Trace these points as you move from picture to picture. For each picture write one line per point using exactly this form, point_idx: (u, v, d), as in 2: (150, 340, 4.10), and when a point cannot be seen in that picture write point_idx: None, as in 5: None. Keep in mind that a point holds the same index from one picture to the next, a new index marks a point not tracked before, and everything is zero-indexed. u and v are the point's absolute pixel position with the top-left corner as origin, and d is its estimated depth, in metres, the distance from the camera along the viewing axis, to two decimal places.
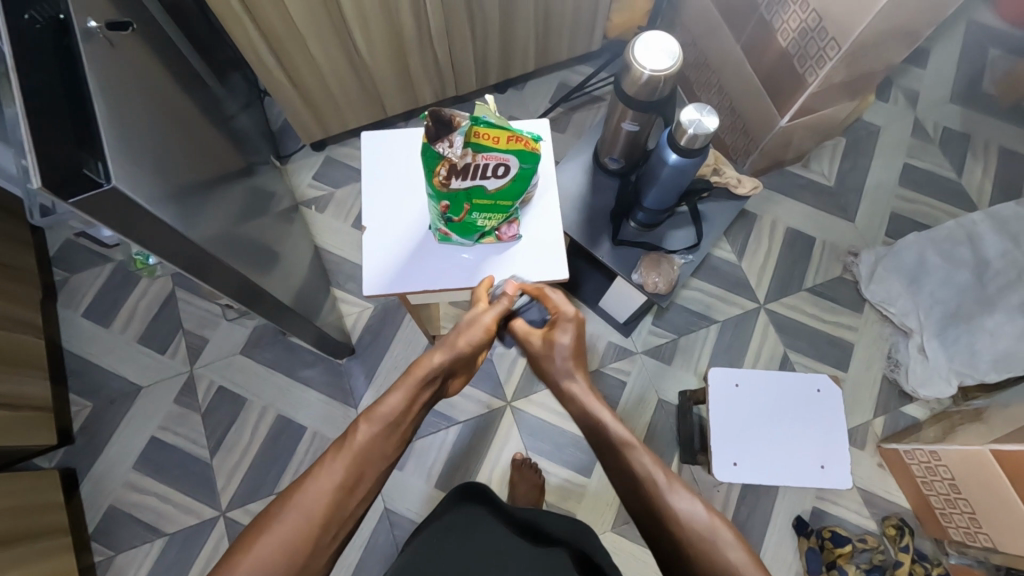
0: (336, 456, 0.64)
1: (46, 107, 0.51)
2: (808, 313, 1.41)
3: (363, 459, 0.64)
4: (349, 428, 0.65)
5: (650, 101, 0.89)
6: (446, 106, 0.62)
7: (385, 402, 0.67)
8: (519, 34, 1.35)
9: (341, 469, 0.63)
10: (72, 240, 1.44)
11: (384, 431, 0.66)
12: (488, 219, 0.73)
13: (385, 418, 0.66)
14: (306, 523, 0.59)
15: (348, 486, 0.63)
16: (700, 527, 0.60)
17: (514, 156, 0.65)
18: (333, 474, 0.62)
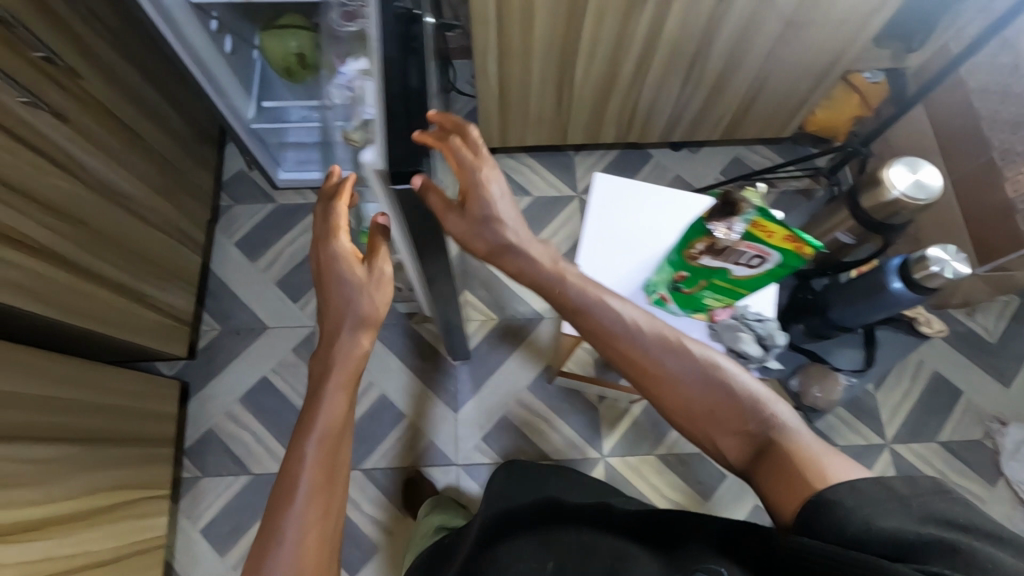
0: (302, 477, 0.66)
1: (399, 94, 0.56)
2: (935, 467, 1.32)
3: (329, 456, 0.69)
4: (302, 432, 0.69)
5: (882, 220, 0.86)
6: (735, 190, 0.62)
7: (327, 398, 0.71)
8: (722, 102, 1.34)
9: (312, 470, 0.67)
10: (245, 172, 1.52)
11: (341, 420, 0.71)
12: (717, 301, 0.72)
13: (336, 413, 0.70)
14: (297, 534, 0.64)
15: (327, 485, 0.67)
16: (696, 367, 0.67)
17: (777, 252, 0.63)
18: (304, 476, 0.66)
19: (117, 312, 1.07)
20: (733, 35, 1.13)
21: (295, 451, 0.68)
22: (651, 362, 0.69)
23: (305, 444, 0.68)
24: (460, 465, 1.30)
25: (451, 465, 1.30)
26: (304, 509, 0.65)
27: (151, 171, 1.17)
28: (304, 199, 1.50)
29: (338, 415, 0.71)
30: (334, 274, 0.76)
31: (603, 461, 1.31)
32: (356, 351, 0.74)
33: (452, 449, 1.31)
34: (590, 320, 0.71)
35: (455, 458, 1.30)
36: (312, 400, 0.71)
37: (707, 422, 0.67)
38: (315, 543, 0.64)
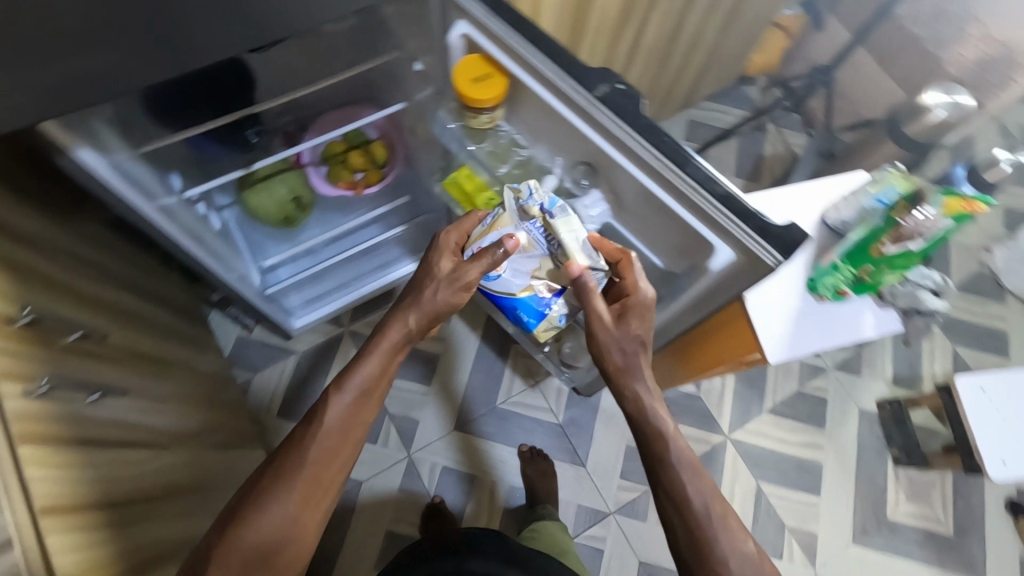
0: (296, 458, 0.61)
1: (718, 188, 0.55)
2: (961, 310, 1.54)
3: (353, 414, 0.64)
4: (335, 387, 0.64)
5: (928, 142, 0.97)
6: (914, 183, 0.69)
7: (373, 357, 0.66)
8: (684, 80, 1.40)
9: (298, 463, 0.61)
10: (246, 335, 1.36)
11: (382, 380, 0.67)
12: (892, 277, 0.78)
13: (381, 371, 0.66)
14: (257, 550, 0.58)
15: (338, 448, 0.63)
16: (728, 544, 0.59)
17: (948, 218, 0.69)
18: (328, 424, 0.63)
19: None
20: (699, 19, 1.18)
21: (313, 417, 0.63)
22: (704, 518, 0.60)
23: (333, 405, 0.63)
24: (615, 511, 1.30)
25: (606, 516, 1.29)
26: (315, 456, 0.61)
27: (189, 390, 1.01)
28: (325, 334, 1.38)
29: (369, 381, 0.66)
30: (422, 274, 0.70)
31: (728, 440, 1.37)
32: (413, 322, 0.68)
33: (602, 501, 1.30)
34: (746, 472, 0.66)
35: (608, 508, 1.30)
36: (345, 374, 0.65)
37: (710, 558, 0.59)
38: (290, 514, 0.59)
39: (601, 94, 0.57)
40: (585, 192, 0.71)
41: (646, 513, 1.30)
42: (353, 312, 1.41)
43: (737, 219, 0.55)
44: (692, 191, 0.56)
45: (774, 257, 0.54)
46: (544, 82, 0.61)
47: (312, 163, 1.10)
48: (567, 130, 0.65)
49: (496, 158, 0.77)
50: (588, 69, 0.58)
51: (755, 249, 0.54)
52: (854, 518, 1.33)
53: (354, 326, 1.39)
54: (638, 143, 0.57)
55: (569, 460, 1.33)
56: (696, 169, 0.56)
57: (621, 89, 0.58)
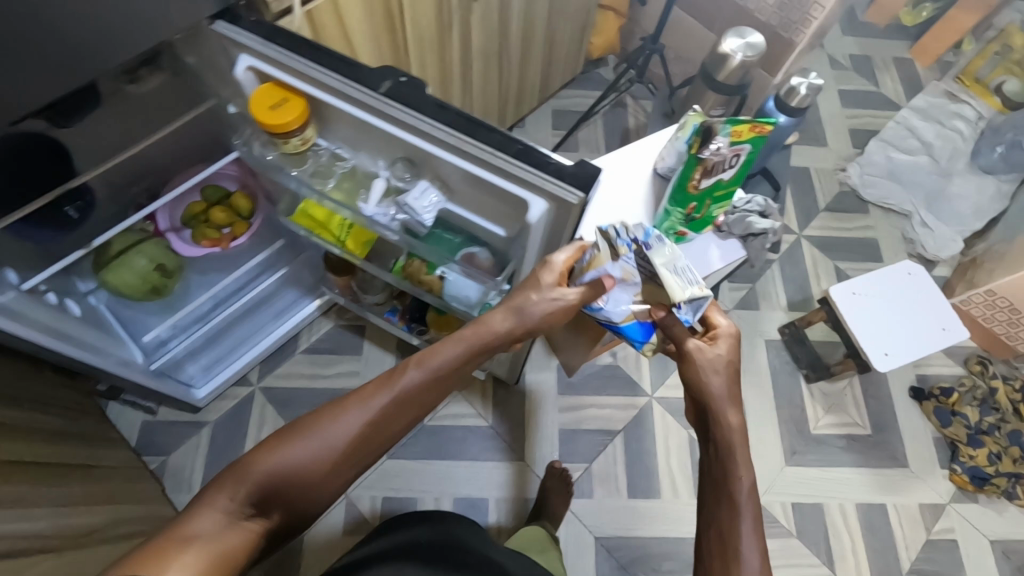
0: (368, 412, 0.63)
1: (511, 147, 0.61)
2: (833, 228, 1.66)
3: (417, 397, 0.66)
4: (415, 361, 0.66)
5: (739, 83, 1.06)
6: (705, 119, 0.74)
7: (452, 348, 0.68)
8: (531, 73, 1.46)
9: (370, 414, 0.63)
10: (150, 419, 1.30)
11: (452, 373, 0.68)
12: (719, 208, 0.83)
13: (453, 363, 0.68)
14: (298, 471, 0.60)
15: (387, 425, 0.65)
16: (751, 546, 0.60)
17: (744, 144, 0.75)
18: (393, 396, 0.64)
19: None
20: (522, 15, 1.24)
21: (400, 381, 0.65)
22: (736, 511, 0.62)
23: (405, 380, 0.65)
24: None
25: None
26: (358, 428, 0.63)
27: (85, 488, 0.95)
28: (235, 397, 1.34)
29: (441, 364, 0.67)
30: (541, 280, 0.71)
31: (653, 400, 1.41)
32: (505, 321, 0.68)
33: None
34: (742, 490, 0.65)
35: None
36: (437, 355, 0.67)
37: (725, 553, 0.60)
38: (327, 456, 0.61)
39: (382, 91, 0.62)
40: (413, 182, 0.73)
41: (591, 489, 1.32)
42: (260, 368, 1.38)
43: (537, 169, 0.61)
44: (492, 156, 0.61)
45: (577, 194, 0.60)
46: (336, 92, 0.64)
47: (171, 229, 1.10)
48: (375, 132, 0.69)
49: (320, 178, 0.76)
50: (367, 70, 0.62)
51: (560, 192, 0.60)
52: (782, 441, 1.41)
53: (263, 382, 1.36)
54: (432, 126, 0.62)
55: (507, 457, 1.34)
56: (490, 134, 0.62)
57: (402, 81, 0.63)
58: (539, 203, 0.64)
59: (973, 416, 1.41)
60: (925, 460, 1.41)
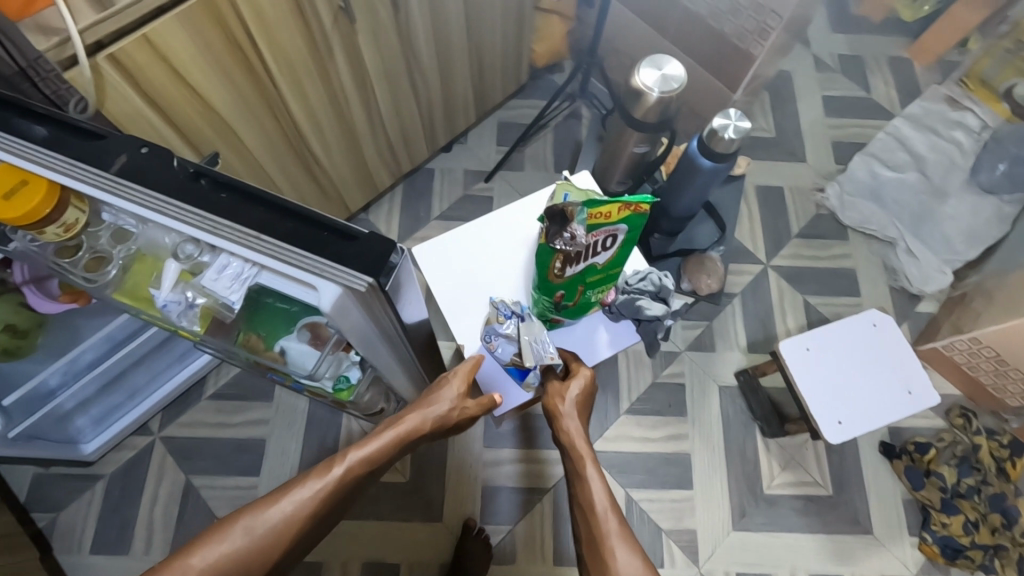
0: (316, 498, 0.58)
1: (277, 225, 0.52)
2: (805, 257, 1.49)
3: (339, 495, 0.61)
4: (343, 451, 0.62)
5: (660, 119, 0.90)
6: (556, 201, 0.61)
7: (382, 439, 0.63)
8: (458, 89, 1.32)
9: (315, 498, 0.58)
10: (42, 472, 1.22)
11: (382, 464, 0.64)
12: (601, 293, 0.70)
13: (386, 456, 0.63)
14: (237, 564, 0.54)
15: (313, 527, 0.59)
16: None
17: (613, 225, 0.61)
18: (320, 490, 0.59)
19: None
20: (431, 32, 1.10)
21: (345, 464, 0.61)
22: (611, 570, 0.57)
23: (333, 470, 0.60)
24: None
25: None
26: (288, 522, 0.57)
27: None
28: (134, 448, 1.25)
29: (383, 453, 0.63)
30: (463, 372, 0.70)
31: None
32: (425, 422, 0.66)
33: None
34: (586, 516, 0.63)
35: None
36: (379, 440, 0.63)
37: None
38: (244, 567, 0.55)
39: (123, 165, 0.53)
40: (213, 259, 0.62)
41: (513, 554, 1.22)
42: (163, 416, 1.29)
43: (314, 248, 0.51)
44: (257, 239, 0.52)
45: (365, 278, 0.51)
46: (72, 177, 0.53)
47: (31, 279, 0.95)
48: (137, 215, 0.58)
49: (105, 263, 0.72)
50: (104, 143, 0.54)
51: (345, 279, 0.51)
52: (730, 502, 1.27)
53: (165, 431, 1.27)
54: (182, 204, 0.52)
55: (423, 516, 1.24)
56: (253, 207, 0.53)
57: (145, 151, 0.54)
58: (331, 291, 0.52)
59: (950, 477, 1.22)
60: (891, 526, 1.27)
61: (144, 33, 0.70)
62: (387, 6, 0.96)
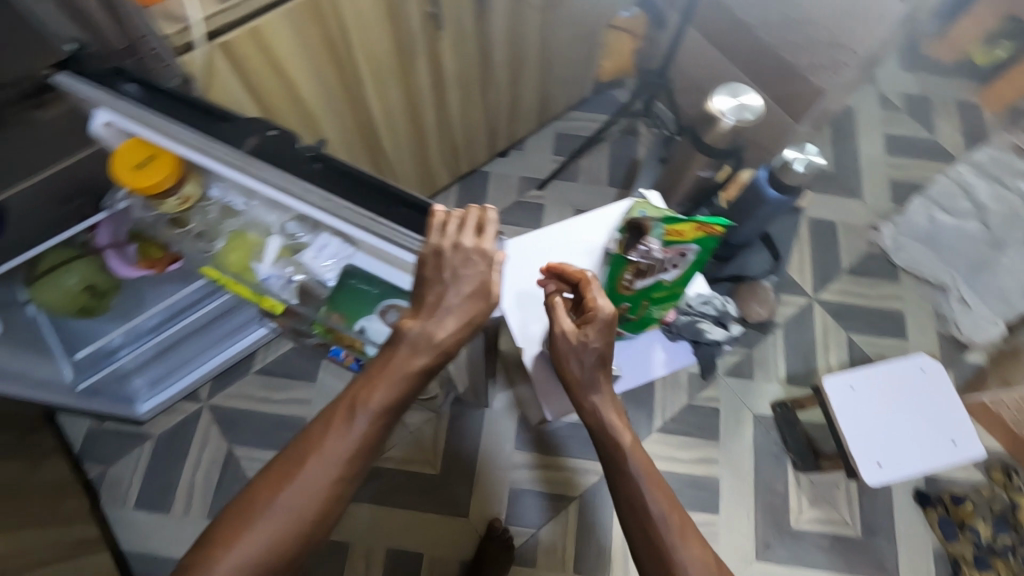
0: (324, 465, 0.60)
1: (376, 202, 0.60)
2: (853, 294, 1.48)
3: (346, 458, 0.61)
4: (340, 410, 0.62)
5: (730, 147, 0.91)
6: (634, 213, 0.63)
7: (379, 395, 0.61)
8: (524, 97, 1.35)
9: (324, 471, 0.60)
10: (96, 426, 1.29)
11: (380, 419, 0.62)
12: (663, 310, 0.71)
13: (385, 407, 0.62)
14: (276, 541, 0.59)
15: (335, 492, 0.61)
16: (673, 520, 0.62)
17: (687, 242, 0.63)
18: (325, 457, 0.60)
19: None
20: (507, 41, 1.13)
21: (340, 428, 0.61)
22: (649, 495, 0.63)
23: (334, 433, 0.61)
24: None
25: None
26: (310, 495, 0.60)
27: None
28: (182, 413, 1.31)
29: (388, 405, 0.61)
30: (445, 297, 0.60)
31: None
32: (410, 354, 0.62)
33: None
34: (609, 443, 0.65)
35: None
36: (373, 393, 0.61)
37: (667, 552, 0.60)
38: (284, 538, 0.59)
39: (253, 144, 0.61)
40: (313, 237, 0.71)
41: (535, 558, 1.24)
42: (211, 385, 1.34)
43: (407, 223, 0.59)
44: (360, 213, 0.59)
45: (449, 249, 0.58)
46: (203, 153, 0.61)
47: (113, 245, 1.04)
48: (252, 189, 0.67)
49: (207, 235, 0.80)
50: (235, 125, 0.63)
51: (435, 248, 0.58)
52: (755, 532, 1.27)
53: (212, 400, 1.32)
54: (306, 180, 0.59)
55: (447, 512, 1.26)
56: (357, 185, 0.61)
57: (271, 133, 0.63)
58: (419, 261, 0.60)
59: (986, 532, 1.21)
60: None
61: (255, 26, 0.75)
62: (472, 15, 1.00)
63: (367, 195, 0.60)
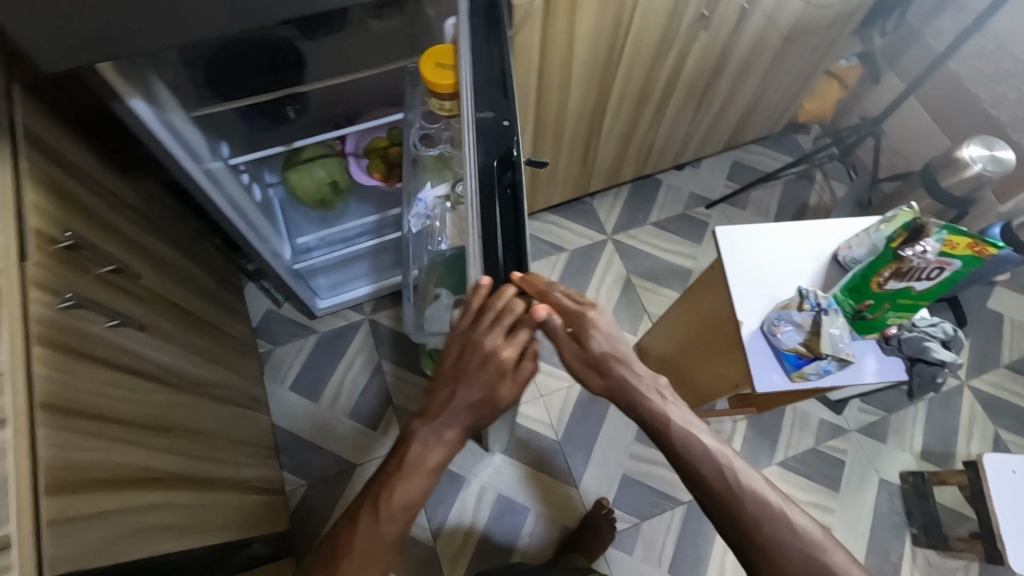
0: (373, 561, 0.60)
1: (498, 225, 0.66)
2: (1008, 390, 1.43)
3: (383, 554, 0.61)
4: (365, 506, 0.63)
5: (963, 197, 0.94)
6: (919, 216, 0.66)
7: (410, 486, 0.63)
8: (727, 116, 1.41)
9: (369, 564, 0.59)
10: (274, 309, 1.44)
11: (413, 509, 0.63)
12: (898, 317, 0.74)
13: (415, 501, 0.63)
14: None
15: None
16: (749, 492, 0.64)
17: (960, 261, 0.64)
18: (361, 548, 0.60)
19: (236, 509, 0.95)
20: (742, 58, 1.20)
21: (370, 523, 0.61)
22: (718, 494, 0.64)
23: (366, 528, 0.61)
24: None
25: None
26: None
27: (210, 344, 1.08)
28: (346, 319, 1.44)
29: (411, 498, 0.63)
30: (462, 357, 0.67)
31: None
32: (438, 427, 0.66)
33: None
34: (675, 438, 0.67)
35: None
36: (396, 484, 0.63)
37: (775, 541, 0.61)
38: None
39: (481, 116, 0.67)
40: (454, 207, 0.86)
41: (634, 546, 1.27)
42: (375, 302, 1.46)
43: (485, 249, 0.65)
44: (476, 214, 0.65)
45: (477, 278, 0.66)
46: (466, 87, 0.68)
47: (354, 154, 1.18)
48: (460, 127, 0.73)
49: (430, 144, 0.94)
50: (497, 97, 0.69)
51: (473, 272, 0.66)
52: None
53: (374, 315, 1.45)
54: (474, 157, 0.66)
55: (560, 478, 1.31)
56: (501, 203, 0.66)
57: (504, 126, 0.68)
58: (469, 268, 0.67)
59: None
60: None
61: None
62: (729, 26, 1.08)
63: (494, 208, 0.65)
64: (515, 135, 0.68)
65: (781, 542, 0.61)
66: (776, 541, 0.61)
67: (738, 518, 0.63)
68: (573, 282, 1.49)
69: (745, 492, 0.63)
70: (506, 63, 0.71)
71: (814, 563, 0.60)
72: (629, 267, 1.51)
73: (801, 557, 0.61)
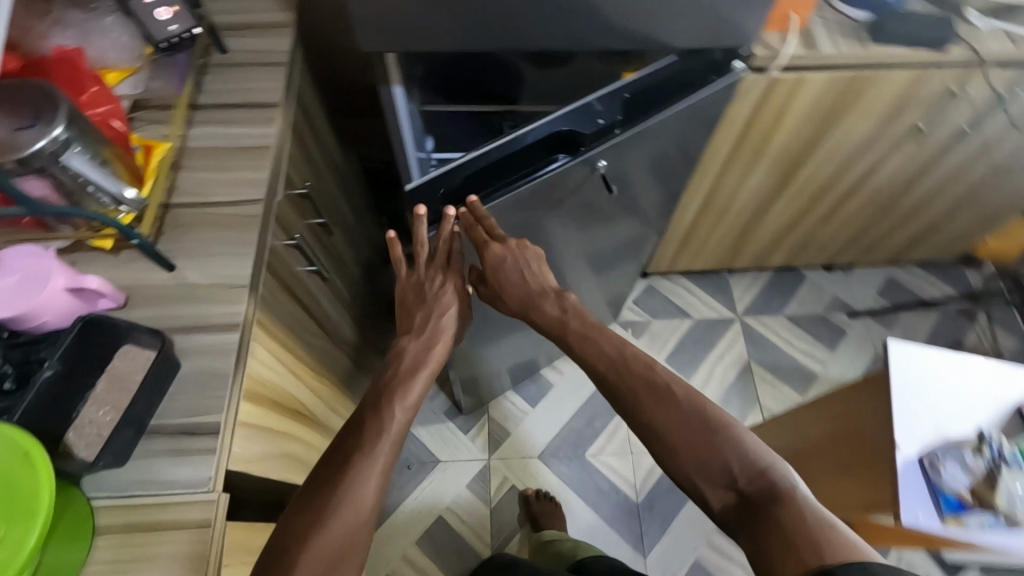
0: (381, 436, 0.62)
1: (494, 158, 0.75)
2: None
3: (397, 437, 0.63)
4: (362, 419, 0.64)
5: None
6: None
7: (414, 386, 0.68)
8: (900, 231, 1.35)
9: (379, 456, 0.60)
10: None
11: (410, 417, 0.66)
12: None
13: (413, 401, 0.67)
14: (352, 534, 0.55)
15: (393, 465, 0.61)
16: (682, 400, 0.61)
17: None
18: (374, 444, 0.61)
19: None
20: (941, 180, 1.16)
21: (374, 415, 0.64)
22: (656, 397, 0.62)
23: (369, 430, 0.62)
24: None
25: None
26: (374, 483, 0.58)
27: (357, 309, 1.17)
28: None
29: (414, 392, 0.68)
30: (417, 292, 0.77)
31: None
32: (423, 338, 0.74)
33: None
34: (588, 341, 0.70)
35: None
36: (400, 390, 0.68)
37: (709, 443, 0.58)
38: (367, 507, 0.57)
39: (594, 102, 0.77)
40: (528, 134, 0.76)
41: None
42: None
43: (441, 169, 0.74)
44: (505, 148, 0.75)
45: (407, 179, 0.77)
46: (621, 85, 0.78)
47: None
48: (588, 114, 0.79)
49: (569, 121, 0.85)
50: (616, 112, 0.78)
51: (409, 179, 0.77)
52: None
53: None
54: (558, 118, 0.77)
55: (631, 542, 1.27)
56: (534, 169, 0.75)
57: (598, 123, 0.78)
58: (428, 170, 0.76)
59: None
60: None
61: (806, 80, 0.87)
62: (940, 145, 1.05)
63: (532, 158, 0.77)
64: (604, 142, 0.76)
65: (721, 447, 0.58)
66: (721, 445, 0.58)
67: (669, 425, 0.60)
68: (691, 351, 1.46)
69: (634, 370, 0.66)
70: (651, 113, 0.79)
71: (753, 458, 0.57)
72: (753, 353, 1.46)
73: (681, 430, 0.60)
